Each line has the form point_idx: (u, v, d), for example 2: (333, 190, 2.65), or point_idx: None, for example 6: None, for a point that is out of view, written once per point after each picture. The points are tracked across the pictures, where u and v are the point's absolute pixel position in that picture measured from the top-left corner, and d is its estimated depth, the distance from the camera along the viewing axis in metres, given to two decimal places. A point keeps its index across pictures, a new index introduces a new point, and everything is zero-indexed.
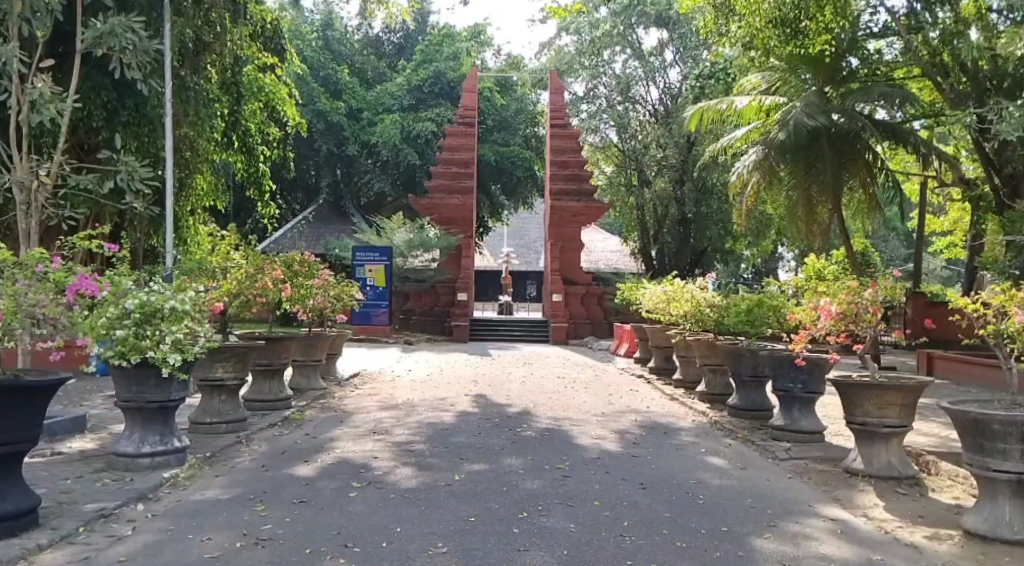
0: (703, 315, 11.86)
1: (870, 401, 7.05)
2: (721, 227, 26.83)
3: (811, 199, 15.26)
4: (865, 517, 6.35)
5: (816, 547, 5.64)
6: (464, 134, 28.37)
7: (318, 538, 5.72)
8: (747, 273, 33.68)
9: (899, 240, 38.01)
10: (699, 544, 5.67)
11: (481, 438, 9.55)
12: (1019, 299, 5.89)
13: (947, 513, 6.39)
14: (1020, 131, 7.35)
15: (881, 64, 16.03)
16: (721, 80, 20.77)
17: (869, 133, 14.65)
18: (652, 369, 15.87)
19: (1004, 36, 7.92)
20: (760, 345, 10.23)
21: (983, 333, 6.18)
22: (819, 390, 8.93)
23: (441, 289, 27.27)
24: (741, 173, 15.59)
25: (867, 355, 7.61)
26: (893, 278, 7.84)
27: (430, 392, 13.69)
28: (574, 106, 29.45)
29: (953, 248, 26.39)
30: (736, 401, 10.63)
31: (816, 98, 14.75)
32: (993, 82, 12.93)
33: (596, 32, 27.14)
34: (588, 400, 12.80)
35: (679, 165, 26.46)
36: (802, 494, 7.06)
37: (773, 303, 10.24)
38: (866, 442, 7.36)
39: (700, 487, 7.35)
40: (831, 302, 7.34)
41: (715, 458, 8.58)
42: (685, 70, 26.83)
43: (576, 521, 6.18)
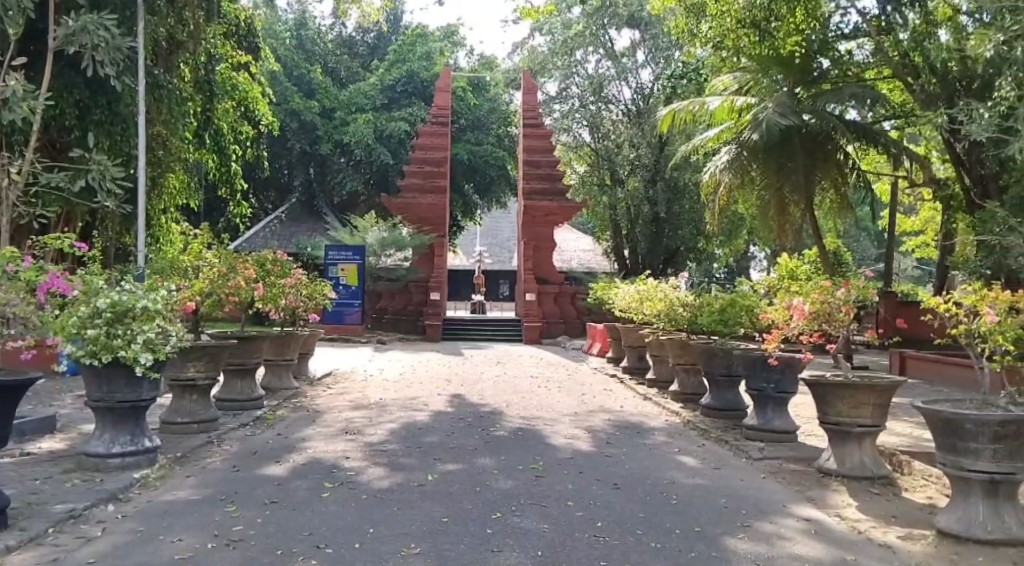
0: (676, 315, 11.82)
1: (843, 400, 7.07)
2: (693, 227, 26.94)
3: (783, 199, 15.36)
4: (837, 517, 6.35)
5: (788, 547, 5.62)
6: (437, 134, 28.25)
7: (290, 539, 5.60)
8: (719, 273, 33.84)
9: (869, 241, 38.42)
10: (673, 544, 5.62)
11: (454, 438, 9.45)
12: (989, 299, 5.91)
13: (919, 513, 6.40)
14: (989, 132, 7.30)
15: (852, 66, 15.78)
16: (693, 80, 20.86)
17: (840, 134, 14.74)
18: (626, 369, 15.84)
19: (974, 38, 7.89)
20: (732, 345, 10.24)
21: (954, 333, 6.20)
22: (791, 389, 8.94)
23: (414, 288, 27.05)
24: (713, 173, 15.64)
25: (840, 356, 7.61)
26: (866, 278, 7.83)
27: (402, 392, 13.56)
28: (546, 106, 29.40)
29: (925, 247, 26.68)
30: (709, 400, 10.63)
31: (787, 98, 14.61)
32: (964, 83, 12.78)
33: (569, 32, 27.22)
34: (561, 400, 12.74)
35: (651, 165, 26.58)
36: (777, 494, 7.06)
37: (746, 303, 10.22)
38: (838, 442, 7.37)
39: (673, 487, 7.33)
40: (804, 301, 7.35)
41: (687, 457, 8.57)
42: (657, 70, 26.85)
43: (549, 521, 6.11)
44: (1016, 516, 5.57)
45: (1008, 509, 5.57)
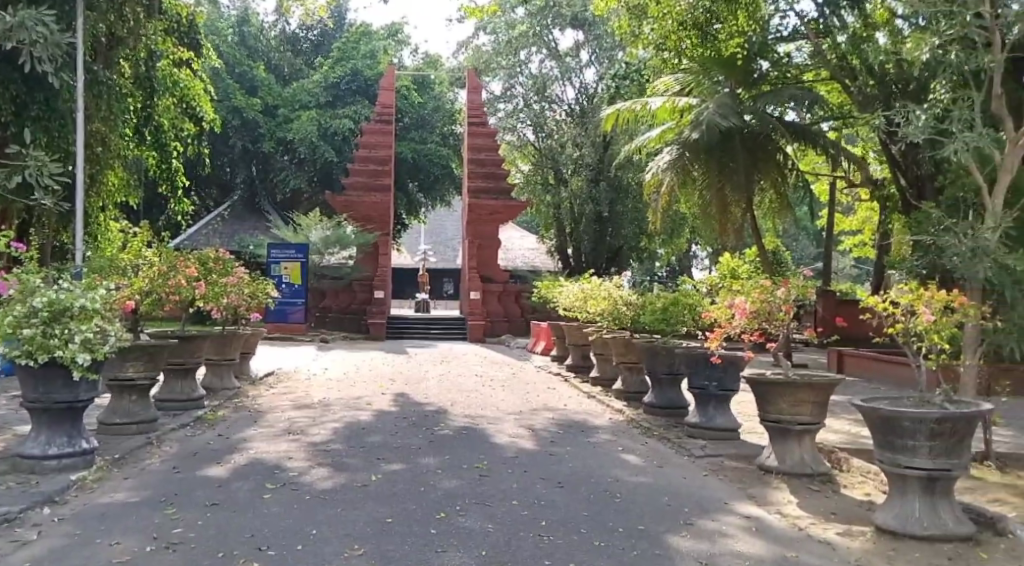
0: (620, 313, 11.85)
1: (783, 399, 7.15)
2: (636, 227, 27.16)
3: (724, 199, 15.59)
4: (778, 513, 6.41)
5: (731, 544, 5.64)
6: (382, 131, 27.89)
7: (231, 541, 5.41)
8: (662, 272, 34.20)
9: (805, 241, 39.31)
10: (619, 543, 5.59)
11: (399, 438, 9.30)
12: (925, 298, 6.02)
13: (857, 509, 6.50)
14: (924, 134, 7.42)
15: (791, 68, 16.09)
16: (636, 79, 20.98)
17: (779, 134, 15.01)
18: (570, 367, 15.85)
19: (911, 41, 8.02)
20: (675, 343, 10.30)
21: (891, 332, 6.31)
22: (733, 387, 9.02)
23: (358, 287, 27.00)
24: (656, 173, 15.77)
25: (780, 354, 7.70)
26: (806, 277, 7.93)
27: (346, 392, 13.33)
28: (489, 105, 29.29)
29: (862, 248, 27.37)
30: (653, 398, 10.68)
31: (728, 98, 14.72)
32: (900, 86, 12.98)
33: (513, 32, 27.20)
34: (506, 399, 12.67)
35: (595, 164, 26.74)
36: (720, 491, 7.09)
37: (688, 301, 10.27)
38: (778, 441, 7.46)
39: (617, 485, 7.32)
40: (746, 300, 7.40)
41: (631, 455, 8.58)
42: (600, 70, 26.96)
43: (495, 521, 6.03)
44: (951, 513, 5.69)
45: (943, 505, 5.68)
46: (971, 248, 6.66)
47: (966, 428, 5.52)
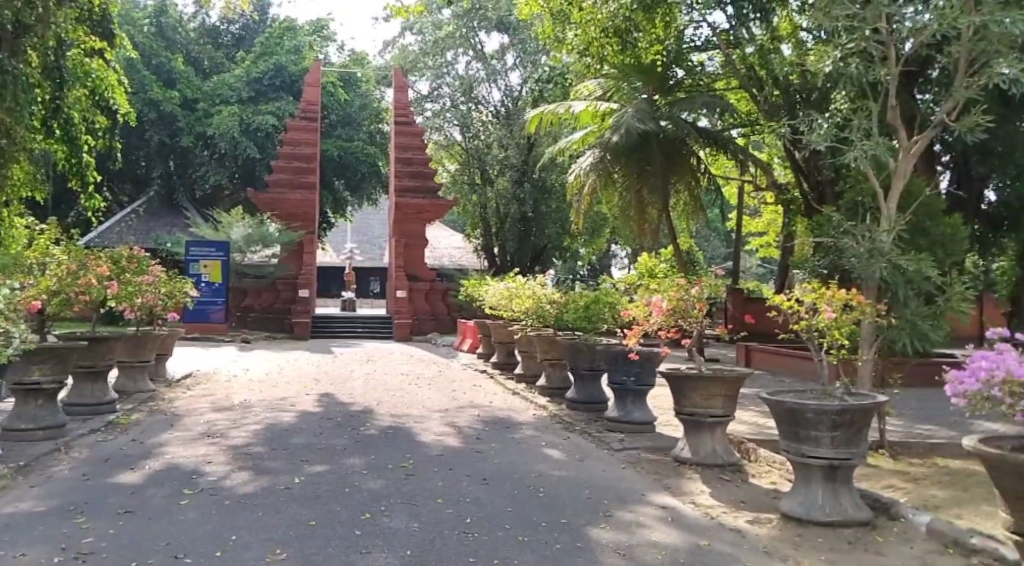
0: (543, 311, 12.09)
1: (697, 392, 7.47)
2: (560, 226, 27.66)
3: (642, 201, 16.10)
4: (692, 503, 6.70)
5: (647, 535, 5.89)
6: (306, 128, 27.54)
7: (147, 549, 5.37)
8: (586, 271, 34.78)
9: (721, 241, 40.57)
10: (540, 538, 5.77)
11: (322, 439, 9.31)
12: (827, 296, 6.39)
13: (765, 497, 6.85)
14: (825, 142, 7.87)
15: (704, 76, 16.54)
16: (555, 83, 21.14)
17: (694, 140, 15.52)
18: (495, 364, 16.05)
19: (814, 53, 8.49)
20: (596, 340, 10.60)
21: (796, 328, 6.66)
22: (650, 382, 9.35)
23: (282, 286, 26.64)
24: (578, 174, 16.08)
25: (694, 350, 8.03)
26: (718, 276, 8.28)
27: (268, 392, 13.21)
28: (416, 104, 29.25)
29: (766, 248, 28.60)
30: (574, 394, 10.96)
31: (646, 103, 15.05)
32: (802, 95, 13.39)
33: (440, 32, 27.28)
34: (431, 397, 12.77)
35: (520, 165, 27.10)
36: (637, 483, 7.36)
37: (609, 300, 10.55)
38: (693, 433, 7.78)
39: (539, 480, 7.52)
40: (662, 299, 7.69)
41: (553, 450, 8.80)
42: (525, 74, 27.06)
43: (418, 520, 6.14)
44: (850, 498, 6.06)
45: (842, 491, 6.04)
46: (868, 249, 7.13)
47: (863, 418, 5.88)
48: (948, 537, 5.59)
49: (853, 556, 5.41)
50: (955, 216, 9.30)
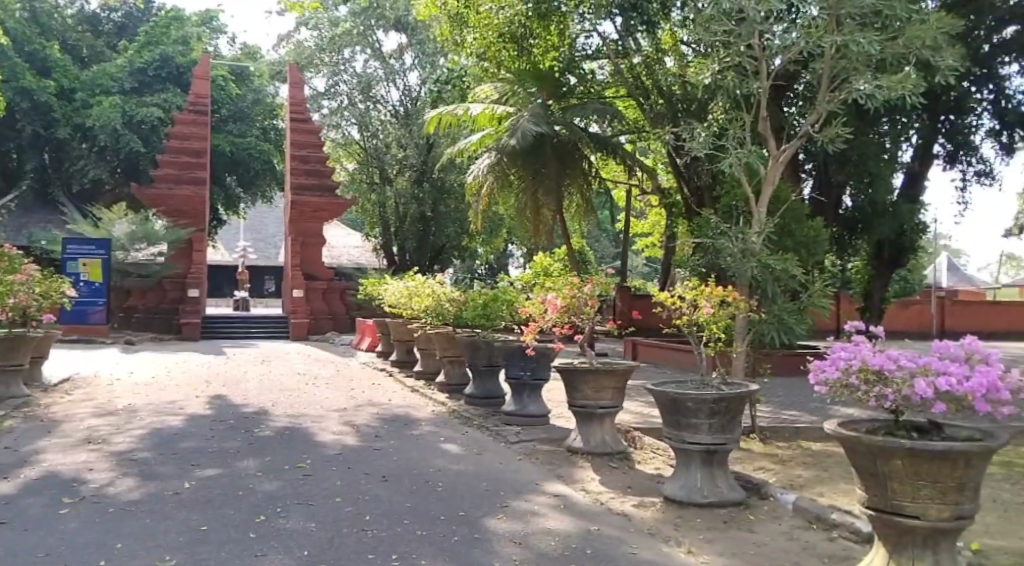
0: (443, 309, 12.36)
1: (588, 384, 7.89)
2: (458, 226, 27.93)
3: (537, 202, 16.69)
4: (583, 491, 7.09)
5: (541, 523, 6.23)
6: (195, 122, 26.83)
7: (30, 562, 5.33)
8: (483, 270, 35.18)
9: (612, 242, 41.82)
10: (437, 531, 6.02)
11: (215, 442, 9.26)
12: (707, 292, 6.89)
13: (649, 483, 7.32)
14: (705, 149, 8.45)
15: (594, 85, 16.94)
16: (454, 85, 21.43)
17: (585, 145, 16.06)
18: (394, 362, 16.18)
19: (694, 66, 9.06)
20: (494, 337, 10.95)
21: (679, 323, 7.14)
22: (545, 376, 9.75)
23: (169, 285, 25.71)
24: (475, 175, 16.26)
25: (585, 345, 8.45)
26: (607, 275, 8.73)
27: (157, 395, 12.93)
28: (313, 101, 28.94)
29: (652, 248, 29.74)
30: (472, 390, 11.25)
31: (541, 108, 15.43)
32: (684, 105, 14.06)
33: (336, 30, 27.13)
34: (329, 396, 12.81)
35: (419, 165, 27.25)
36: (532, 474, 7.70)
37: (507, 298, 10.93)
38: (584, 424, 8.18)
39: (436, 475, 7.76)
40: (556, 297, 8.06)
41: (450, 445, 9.07)
42: (423, 74, 27.25)
43: (314, 520, 6.29)
44: (725, 480, 6.58)
45: (719, 474, 6.55)
46: (741, 250, 7.75)
47: (738, 406, 6.41)
48: (811, 513, 6.12)
49: (727, 534, 5.89)
50: (817, 219, 10.15)
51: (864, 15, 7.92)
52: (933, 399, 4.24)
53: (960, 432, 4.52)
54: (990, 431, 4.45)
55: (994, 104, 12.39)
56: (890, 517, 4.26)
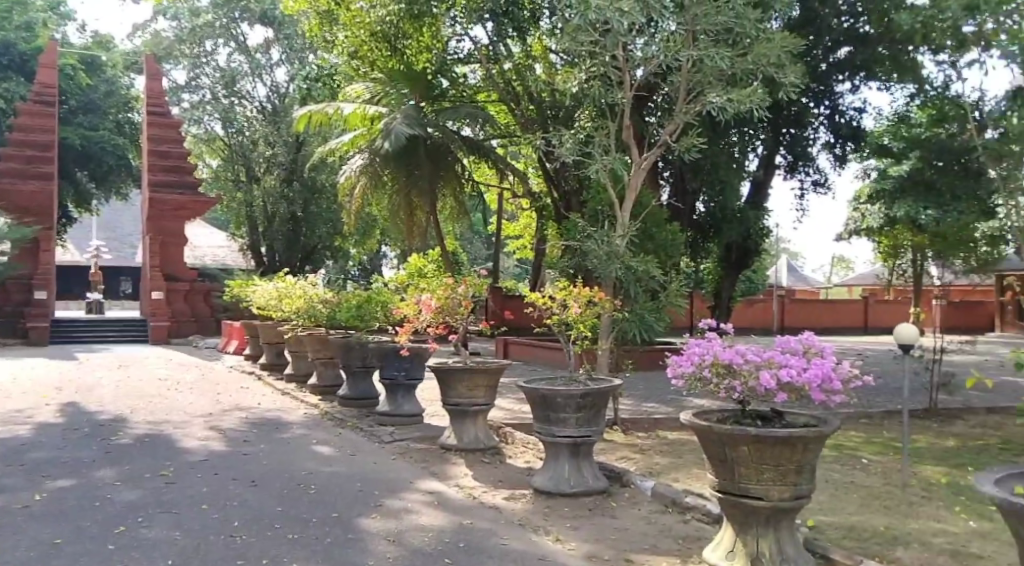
0: (315, 311, 12.27)
1: (462, 383, 8.09)
2: (330, 226, 27.39)
3: (411, 203, 16.73)
4: (456, 487, 7.28)
5: (414, 520, 6.36)
6: (40, 113, 25.17)
7: None
8: (355, 271, 34.77)
9: (485, 243, 42.28)
10: (310, 533, 6.05)
11: (68, 452, 8.85)
12: (575, 292, 7.23)
13: (520, 475, 7.60)
14: (572, 155, 8.87)
15: (467, 88, 16.94)
16: (325, 84, 21.17)
17: (458, 148, 16.22)
18: (262, 365, 15.84)
19: (562, 74, 9.38)
20: (368, 338, 10.99)
21: (549, 322, 7.44)
22: (420, 376, 9.88)
23: (12, 286, 24.06)
24: (348, 176, 16.51)
25: (459, 344, 8.65)
26: (479, 276, 8.96)
27: (1, 404, 12.15)
28: (172, 94, 27.80)
29: (525, 249, 30.29)
30: (345, 391, 11.23)
31: (414, 111, 15.43)
32: (552, 112, 14.53)
33: (197, 21, 26.19)
34: (193, 401, 12.43)
35: (289, 163, 26.62)
36: (405, 472, 7.82)
37: (381, 299, 10.99)
38: (457, 421, 8.37)
39: (308, 477, 7.75)
40: (430, 298, 8.19)
41: (322, 447, 9.05)
42: (291, 71, 26.70)
43: (179, 528, 6.18)
44: (591, 471, 6.92)
45: (585, 465, 6.89)
46: (606, 252, 8.15)
47: (603, 400, 6.78)
48: (668, 498, 6.55)
49: (592, 521, 6.22)
50: (672, 223, 10.70)
51: (717, 32, 8.49)
52: (776, 390, 4.66)
53: (799, 419, 4.97)
54: (822, 417, 4.94)
55: (830, 119, 13.46)
56: (738, 499, 4.67)
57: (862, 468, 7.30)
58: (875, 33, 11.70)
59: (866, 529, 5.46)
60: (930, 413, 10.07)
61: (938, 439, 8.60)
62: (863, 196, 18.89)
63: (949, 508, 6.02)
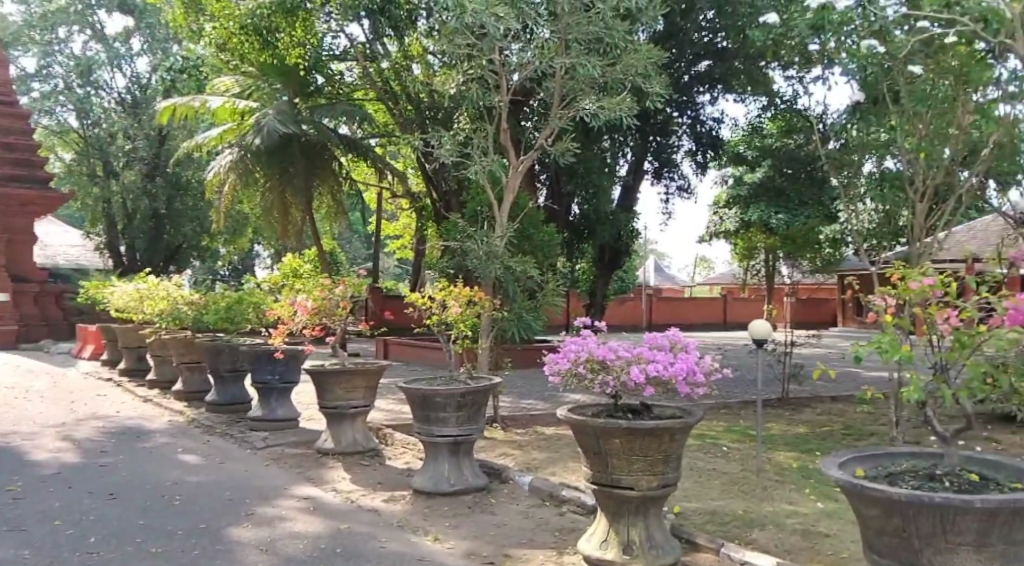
0: (179, 313, 11.71)
1: (339, 386, 8.05)
2: (197, 224, 26.50)
3: (285, 201, 16.37)
4: (332, 491, 7.23)
5: (288, 526, 6.27)
6: None
7: None
8: (225, 271, 33.61)
9: (361, 243, 41.78)
10: (176, 545, 5.86)
11: None
12: (455, 292, 7.35)
13: (399, 477, 7.63)
14: (451, 157, 8.99)
15: (343, 85, 16.87)
16: (189, 75, 20.35)
17: (334, 146, 15.95)
18: (123, 371, 15.10)
19: (441, 75, 9.46)
20: (239, 341, 10.73)
21: (429, 322, 7.52)
22: (294, 379, 9.74)
23: None
24: (217, 172, 15.81)
25: (337, 346, 8.59)
26: (357, 277, 8.94)
27: None
28: (18, 82, 25.97)
29: (404, 249, 30.13)
30: (214, 397, 10.90)
31: (287, 107, 15.10)
32: (431, 113, 14.46)
33: (47, 6, 24.60)
34: (45, 411, 11.72)
35: (150, 158, 25.41)
36: (279, 479, 7.70)
37: (252, 300, 10.72)
38: (335, 424, 8.31)
39: (174, 488, 7.49)
40: (307, 299, 8.10)
41: (189, 455, 8.77)
42: (153, 62, 25.51)
43: (29, 548, 5.84)
44: (470, 469, 7.05)
45: (465, 463, 7.00)
46: (485, 252, 8.34)
47: (482, 398, 6.94)
48: (544, 492, 6.77)
49: (471, 518, 6.36)
50: (549, 225, 10.96)
51: (590, 41, 8.67)
52: (644, 383, 4.96)
53: (666, 411, 5.28)
54: (687, 409, 5.27)
55: (692, 129, 14.14)
56: (610, 490, 4.91)
57: (722, 455, 7.79)
58: (732, 48, 12.37)
59: (727, 514, 5.86)
60: (782, 403, 10.82)
61: (789, 427, 9.27)
62: (722, 199, 19.97)
63: (799, 490, 6.54)
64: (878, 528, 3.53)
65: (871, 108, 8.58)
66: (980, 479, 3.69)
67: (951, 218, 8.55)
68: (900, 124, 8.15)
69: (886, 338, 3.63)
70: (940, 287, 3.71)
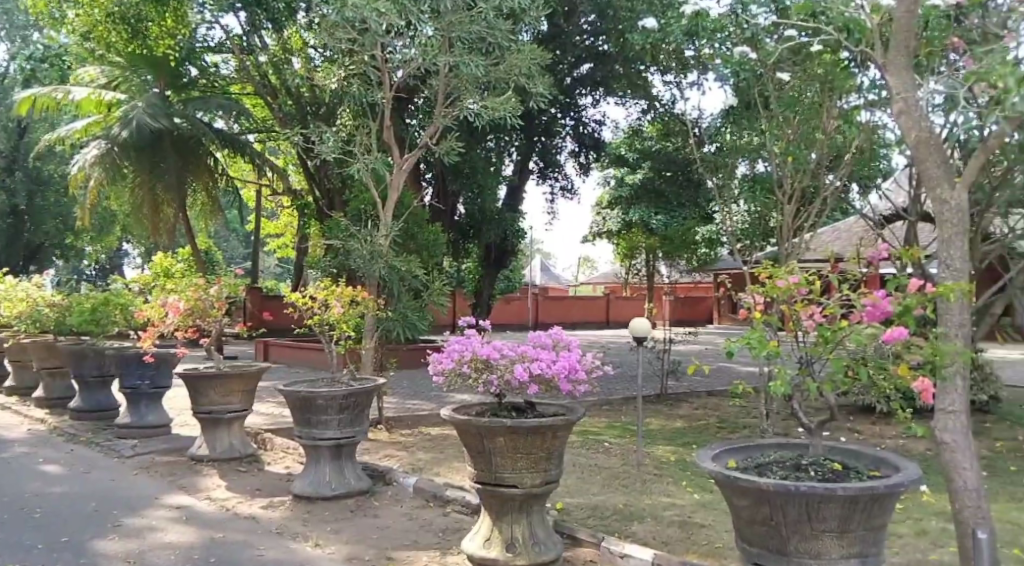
0: (40, 316, 10.95)
1: (215, 389, 7.76)
2: (60, 221, 24.95)
3: (155, 198, 15.45)
4: (208, 499, 6.93)
5: (159, 537, 5.96)
6: None
7: None
8: (91, 271, 31.80)
9: (239, 243, 40.45)
10: (33, 562, 5.46)
11: None
12: (337, 292, 7.20)
13: (279, 482, 7.40)
14: (333, 153, 8.78)
15: (218, 78, 16.25)
16: (51, 65, 19.33)
17: (208, 140, 15.26)
18: None
19: (321, 70, 9.23)
20: (105, 344, 10.16)
21: (310, 323, 7.32)
22: (166, 384, 9.31)
23: None
24: (81, 168, 15.32)
25: (213, 348, 8.26)
26: (234, 276, 8.62)
27: None
28: None
29: (285, 248, 29.37)
30: (79, 404, 10.28)
31: (158, 100, 14.73)
32: (312, 109, 14.09)
33: None
34: None
35: (8, 152, 23.69)
36: (150, 488, 7.32)
37: (120, 301, 10.16)
38: (210, 430, 7.98)
39: (32, 501, 6.99)
40: (180, 299, 7.74)
41: (50, 466, 8.22)
42: (11, 48, 23.87)
43: None
44: (353, 471, 6.90)
45: (347, 466, 6.86)
46: (368, 251, 8.27)
47: (365, 399, 6.82)
48: (429, 493, 6.72)
49: (353, 522, 6.23)
50: (435, 224, 10.89)
51: (472, 40, 8.65)
52: (529, 381, 4.99)
53: (549, 409, 5.32)
54: (570, 407, 5.33)
55: (574, 130, 14.36)
56: (494, 489, 4.91)
57: (605, 451, 7.95)
58: (612, 51, 12.46)
59: (609, 508, 5.98)
60: (661, 399, 11.15)
61: (668, 422, 9.56)
62: (604, 201, 20.44)
63: (677, 483, 6.75)
64: (749, 518, 3.67)
65: (743, 113, 9.00)
66: (841, 467, 3.89)
67: (817, 219, 9.01)
68: (769, 130, 8.57)
69: (755, 334, 3.78)
70: (805, 285, 3.89)
